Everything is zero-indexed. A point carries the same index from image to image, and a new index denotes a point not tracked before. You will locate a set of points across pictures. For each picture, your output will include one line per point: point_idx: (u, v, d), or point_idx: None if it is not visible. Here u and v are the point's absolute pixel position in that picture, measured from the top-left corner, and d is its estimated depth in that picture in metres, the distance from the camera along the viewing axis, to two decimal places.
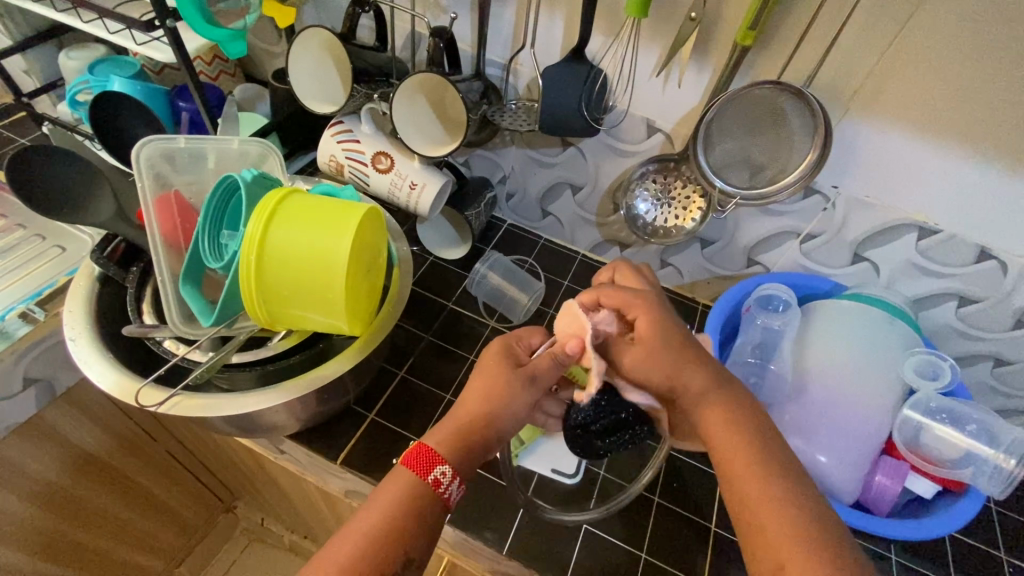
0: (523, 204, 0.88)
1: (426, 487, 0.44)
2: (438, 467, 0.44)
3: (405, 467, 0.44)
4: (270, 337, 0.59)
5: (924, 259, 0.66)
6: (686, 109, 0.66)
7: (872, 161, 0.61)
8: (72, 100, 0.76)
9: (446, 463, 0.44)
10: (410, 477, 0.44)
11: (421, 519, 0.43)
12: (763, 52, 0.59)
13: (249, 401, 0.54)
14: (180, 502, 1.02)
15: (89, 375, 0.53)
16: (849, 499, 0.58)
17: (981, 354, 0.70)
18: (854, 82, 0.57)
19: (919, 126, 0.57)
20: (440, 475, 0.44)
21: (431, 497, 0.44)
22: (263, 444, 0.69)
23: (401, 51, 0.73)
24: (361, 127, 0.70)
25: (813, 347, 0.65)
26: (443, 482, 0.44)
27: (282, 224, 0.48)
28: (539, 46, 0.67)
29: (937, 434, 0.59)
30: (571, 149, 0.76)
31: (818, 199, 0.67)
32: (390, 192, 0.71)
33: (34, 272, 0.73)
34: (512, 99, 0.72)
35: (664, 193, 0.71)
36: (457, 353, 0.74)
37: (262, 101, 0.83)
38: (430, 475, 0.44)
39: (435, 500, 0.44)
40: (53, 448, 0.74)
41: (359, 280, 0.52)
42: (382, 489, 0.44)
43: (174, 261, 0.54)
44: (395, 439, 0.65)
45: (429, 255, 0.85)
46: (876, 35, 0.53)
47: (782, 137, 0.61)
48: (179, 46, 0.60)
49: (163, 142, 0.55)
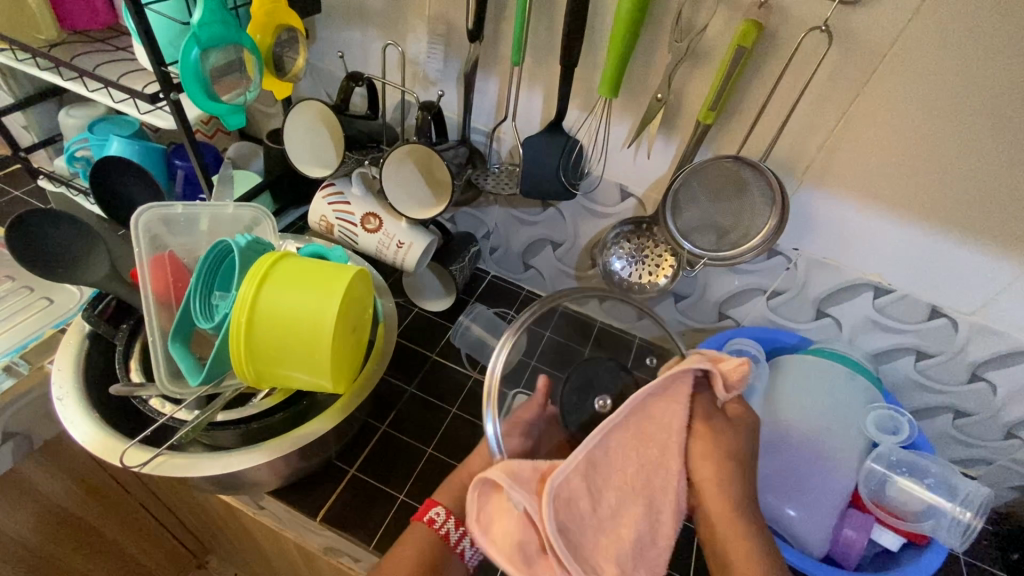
0: (506, 257, 0.91)
1: (427, 530, 0.52)
2: (433, 508, 0.53)
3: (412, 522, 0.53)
4: (254, 395, 0.61)
5: (882, 316, 0.70)
6: (656, 175, 0.71)
7: (829, 226, 0.66)
8: (71, 156, 0.79)
9: (439, 504, 0.54)
10: (415, 527, 0.53)
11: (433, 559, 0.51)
12: (724, 129, 0.64)
13: (232, 460, 0.55)
14: (150, 557, 0.99)
15: (76, 434, 0.54)
16: (819, 552, 0.60)
17: (940, 406, 0.73)
18: (806, 158, 0.63)
19: (866, 197, 0.62)
20: (435, 514, 0.53)
21: (435, 537, 0.52)
22: (242, 500, 0.69)
23: (391, 117, 0.78)
24: (352, 189, 0.73)
25: (782, 401, 0.67)
26: (438, 519, 0.52)
27: (273, 287, 0.50)
28: (520, 118, 0.73)
29: (900, 487, 0.62)
30: (550, 210, 0.81)
31: (781, 259, 0.71)
32: (378, 250, 0.74)
33: (19, 324, 0.74)
34: (496, 163, 0.77)
35: (638, 251, 0.76)
36: (439, 405, 0.76)
37: (256, 158, 0.87)
38: (427, 515, 0.53)
39: (438, 540, 0.52)
40: (25, 504, 0.73)
41: (346, 338, 0.54)
42: (398, 543, 0.52)
43: (164, 320, 0.55)
44: (376, 494, 0.66)
45: (414, 306, 0.87)
46: (823, 117, 0.59)
47: (745, 204, 0.66)
48: (180, 114, 0.64)
49: (162, 208, 0.58)
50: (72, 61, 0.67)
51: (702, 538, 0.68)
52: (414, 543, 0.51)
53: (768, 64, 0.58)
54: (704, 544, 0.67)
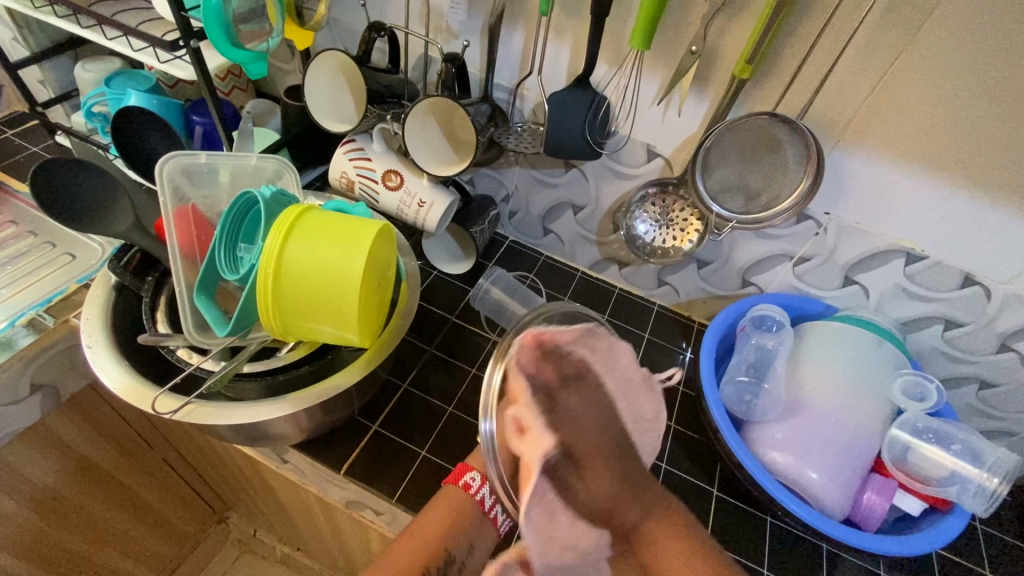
0: (526, 221, 0.90)
1: (460, 491, 0.52)
2: (469, 472, 0.53)
3: (445, 488, 0.53)
4: (279, 349, 0.61)
5: (911, 284, 0.68)
6: (685, 136, 0.69)
7: (863, 189, 0.64)
8: (88, 111, 0.78)
9: (473, 469, 0.53)
10: (451, 491, 0.52)
11: (465, 529, 0.50)
12: (760, 84, 0.62)
13: (258, 410, 0.55)
14: (175, 511, 1.03)
15: (106, 380, 0.55)
16: (839, 515, 0.60)
17: (965, 376, 0.72)
18: (844, 116, 0.60)
19: (904, 160, 0.60)
20: (471, 479, 0.53)
21: (468, 500, 0.51)
22: (265, 453, 0.70)
23: (412, 72, 0.76)
24: (372, 146, 0.72)
25: (806, 366, 0.67)
26: (474, 484, 0.52)
27: (299, 239, 0.50)
28: (546, 73, 0.70)
29: (923, 453, 0.61)
30: (573, 171, 0.79)
31: (811, 224, 0.69)
32: (399, 209, 0.73)
33: (44, 278, 0.74)
34: (519, 122, 0.76)
35: (663, 215, 0.74)
36: (458, 366, 0.76)
37: (273, 116, 0.85)
38: (463, 480, 0.53)
39: (472, 503, 0.51)
40: (54, 452, 0.75)
41: (371, 294, 0.54)
42: (432, 502, 0.52)
43: (190, 273, 0.55)
44: (397, 449, 0.67)
45: (433, 269, 0.86)
46: (866, 73, 0.57)
47: (777, 163, 0.64)
48: (201, 64, 0.63)
49: (185, 157, 0.57)
50: (89, 8, 0.66)
51: (721, 499, 0.68)
52: (449, 506, 0.51)
53: (811, 14, 0.56)
54: (723, 505, 0.68)
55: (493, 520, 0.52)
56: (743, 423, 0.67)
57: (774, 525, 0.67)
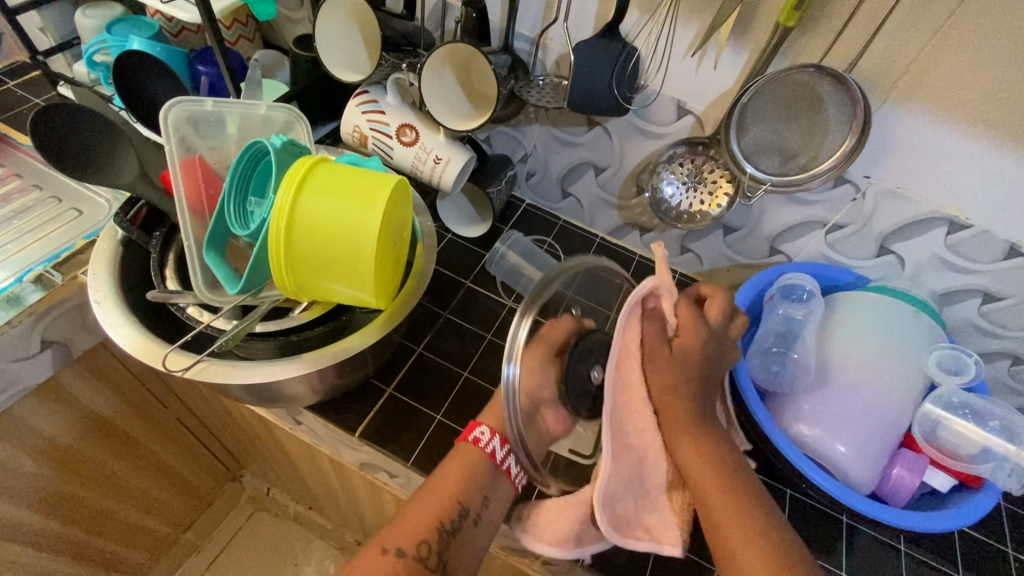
0: (544, 183, 0.86)
1: (470, 446, 0.51)
2: (479, 427, 0.52)
3: (456, 444, 0.52)
4: (293, 308, 0.60)
5: (951, 254, 0.65)
6: (718, 92, 0.65)
7: (908, 151, 0.60)
8: (90, 60, 0.75)
9: (483, 423, 0.52)
10: (462, 447, 0.51)
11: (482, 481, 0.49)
12: (806, 33, 0.57)
13: (270, 371, 0.54)
14: (189, 468, 1.04)
15: (115, 337, 0.54)
16: (865, 489, 0.58)
17: (1000, 352, 0.69)
18: (895, 71, 0.56)
19: (961, 119, 0.55)
20: (480, 433, 0.51)
21: (480, 454, 0.50)
22: (278, 415, 0.69)
23: (429, 21, 0.72)
24: (386, 98, 0.68)
25: (837, 337, 0.64)
26: (483, 439, 0.51)
27: (312, 192, 0.47)
28: (572, 21, 0.66)
29: (956, 429, 0.59)
30: (596, 129, 0.75)
31: (849, 188, 0.65)
32: (414, 166, 0.70)
33: (51, 234, 0.73)
34: (540, 75, 0.71)
35: (692, 176, 0.70)
36: (474, 331, 0.74)
37: (283, 69, 0.81)
38: (473, 435, 0.51)
39: (484, 457, 0.50)
40: (68, 409, 0.74)
41: (387, 251, 0.51)
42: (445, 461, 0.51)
43: (198, 228, 0.53)
44: (412, 413, 0.65)
45: (448, 232, 0.84)
46: (924, 23, 0.52)
47: (818, 122, 0.60)
48: (204, 5, 0.59)
49: (190, 105, 0.54)
50: None
51: None
52: (459, 463, 0.50)
53: None
54: None
55: (507, 473, 0.51)
56: (768, 394, 0.65)
57: (793, 497, 0.66)
